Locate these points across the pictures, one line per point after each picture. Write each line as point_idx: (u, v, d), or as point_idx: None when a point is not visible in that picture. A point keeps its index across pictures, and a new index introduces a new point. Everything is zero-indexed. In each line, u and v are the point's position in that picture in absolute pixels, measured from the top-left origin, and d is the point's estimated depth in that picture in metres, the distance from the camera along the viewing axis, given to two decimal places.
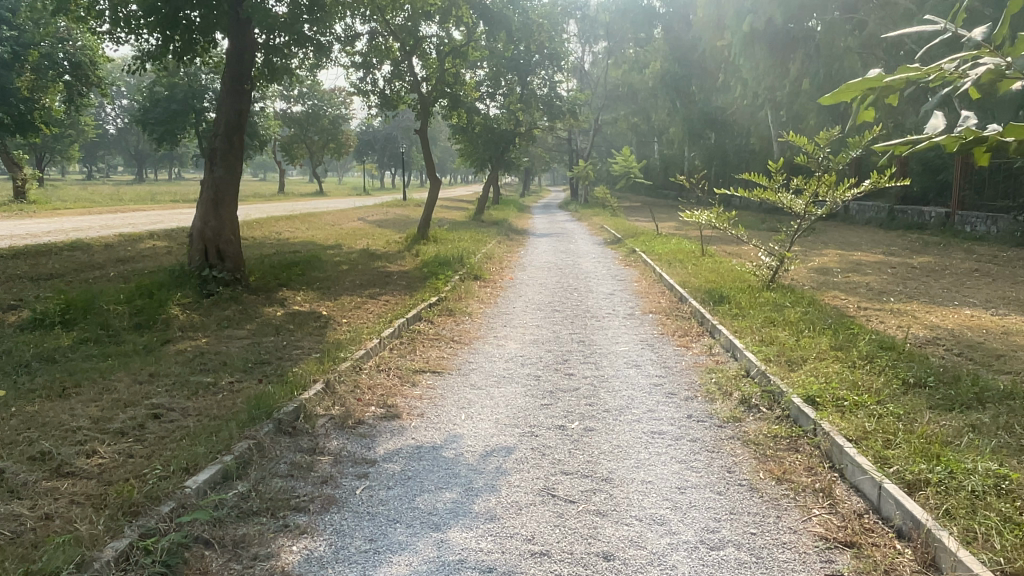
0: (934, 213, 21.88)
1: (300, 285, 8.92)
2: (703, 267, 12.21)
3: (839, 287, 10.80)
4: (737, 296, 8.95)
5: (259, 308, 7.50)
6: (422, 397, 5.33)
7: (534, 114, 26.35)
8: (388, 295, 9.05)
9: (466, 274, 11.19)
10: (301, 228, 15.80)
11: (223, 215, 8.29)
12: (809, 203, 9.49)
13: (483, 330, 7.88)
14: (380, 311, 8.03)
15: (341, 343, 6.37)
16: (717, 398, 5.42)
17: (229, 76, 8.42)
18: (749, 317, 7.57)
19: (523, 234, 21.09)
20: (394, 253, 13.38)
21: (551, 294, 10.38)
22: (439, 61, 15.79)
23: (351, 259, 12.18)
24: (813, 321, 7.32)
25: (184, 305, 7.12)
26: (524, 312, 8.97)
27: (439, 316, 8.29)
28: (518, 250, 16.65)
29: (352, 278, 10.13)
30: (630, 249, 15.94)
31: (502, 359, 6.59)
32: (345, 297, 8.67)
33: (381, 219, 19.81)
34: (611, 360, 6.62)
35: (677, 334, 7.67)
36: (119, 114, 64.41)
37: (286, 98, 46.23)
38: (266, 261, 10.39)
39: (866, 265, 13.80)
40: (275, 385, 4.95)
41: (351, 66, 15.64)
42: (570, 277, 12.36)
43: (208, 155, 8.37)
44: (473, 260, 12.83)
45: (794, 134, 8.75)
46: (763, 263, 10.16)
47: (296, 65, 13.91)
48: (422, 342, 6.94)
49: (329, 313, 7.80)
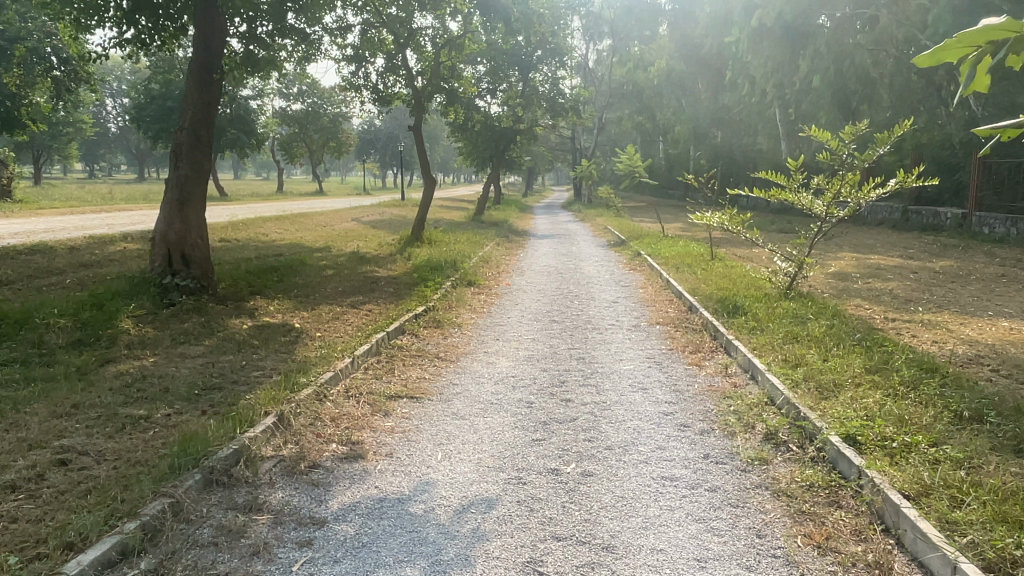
0: (950, 214, 21.08)
1: (275, 294, 8.18)
2: (714, 271, 11.42)
3: (860, 294, 10.03)
4: (753, 306, 8.17)
5: (224, 320, 6.76)
6: (393, 431, 4.56)
7: (536, 111, 25.61)
8: (371, 304, 8.29)
9: (459, 280, 10.43)
10: (290, 229, 15.08)
11: (189, 217, 7.53)
12: (830, 205, 8.71)
13: (473, 344, 7.12)
14: (360, 323, 7.28)
15: (310, 363, 5.63)
16: (739, 432, 4.64)
17: (196, 64, 7.66)
18: (768, 332, 6.82)
19: (524, 236, 20.31)
20: (385, 256, 12.64)
21: (550, 303, 9.62)
22: (435, 54, 15.03)
23: (338, 264, 11.44)
24: (841, 336, 6.55)
25: (136, 317, 6.39)
26: (520, 322, 8.22)
27: (427, 328, 7.55)
28: (518, 252, 15.92)
29: (335, 285, 9.37)
30: (636, 252, 15.16)
31: (491, 381, 5.82)
32: (324, 306, 7.92)
33: (376, 220, 19.09)
34: (614, 382, 5.86)
35: (687, 351, 6.92)
36: (118, 113, 63.92)
37: (285, 97, 45.54)
38: (243, 266, 9.65)
39: (886, 270, 13.03)
40: (217, 418, 4.21)
41: (342, 59, 14.92)
42: (571, 282, 11.60)
43: (173, 152, 7.62)
44: (469, 264, 12.09)
45: (815, 129, 7.98)
46: (780, 269, 9.40)
47: (284, 58, 13.21)
48: (403, 361, 6.18)
49: (304, 325, 7.05)
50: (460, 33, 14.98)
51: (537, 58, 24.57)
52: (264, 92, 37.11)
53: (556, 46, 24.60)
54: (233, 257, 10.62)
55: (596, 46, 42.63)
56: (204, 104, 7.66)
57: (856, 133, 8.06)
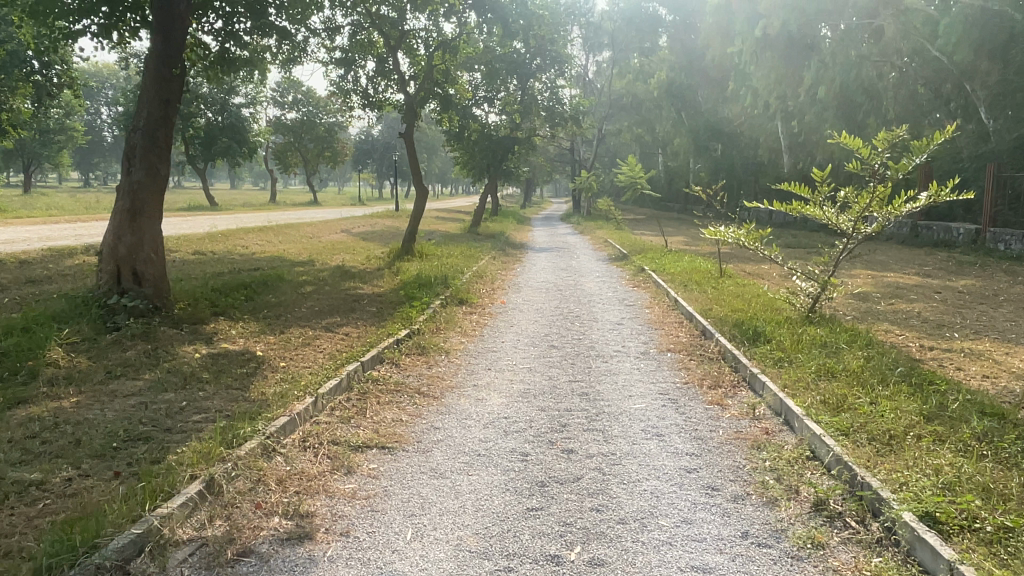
0: (964, 230, 20.27)
1: (241, 314, 7.32)
2: (725, 290, 10.58)
3: (887, 318, 9.16)
4: (775, 332, 7.29)
5: (174, 347, 5.89)
6: (354, 497, 3.67)
7: (534, 120, 24.84)
8: (349, 326, 7.41)
9: (449, 298, 9.58)
10: (273, 241, 14.24)
11: (142, 229, 6.68)
12: (858, 220, 7.86)
13: (461, 376, 6.23)
14: (333, 352, 6.39)
15: (265, 404, 4.74)
16: (781, 499, 3.75)
17: (155, 58, 6.81)
18: (800, 366, 5.95)
19: (521, 249, 19.45)
20: (371, 271, 11.80)
21: (549, 324, 8.76)
22: (427, 58, 14.22)
23: (319, 279, 10.59)
24: (882, 372, 5.70)
25: (69, 346, 5.53)
26: (515, 349, 7.36)
27: (410, 355, 6.69)
28: (513, 266, 15.07)
29: (311, 304, 8.48)
30: (639, 267, 14.36)
31: (481, 425, 4.93)
32: (294, 329, 7.04)
33: (367, 232, 18.27)
34: (624, 426, 4.97)
35: (706, 385, 6.03)
36: (112, 121, 63.12)
37: (280, 105, 44.85)
38: (210, 282, 8.77)
39: (907, 289, 12.21)
40: (127, 486, 3.35)
41: (330, 62, 14.15)
42: (571, 301, 10.75)
43: (126, 155, 6.77)
44: (461, 280, 11.24)
45: (846, 135, 7.17)
46: (802, 290, 8.53)
47: (267, 58, 12.49)
48: (378, 399, 5.29)
49: (269, 354, 6.16)
50: (455, 35, 14.19)
51: (536, 65, 23.85)
52: (257, 100, 36.42)
53: (556, 53, 23.86)
54: (202, 272, 9.75)
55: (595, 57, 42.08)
56: (161, 102, 6.80)
57: (891, 140, 7.21)
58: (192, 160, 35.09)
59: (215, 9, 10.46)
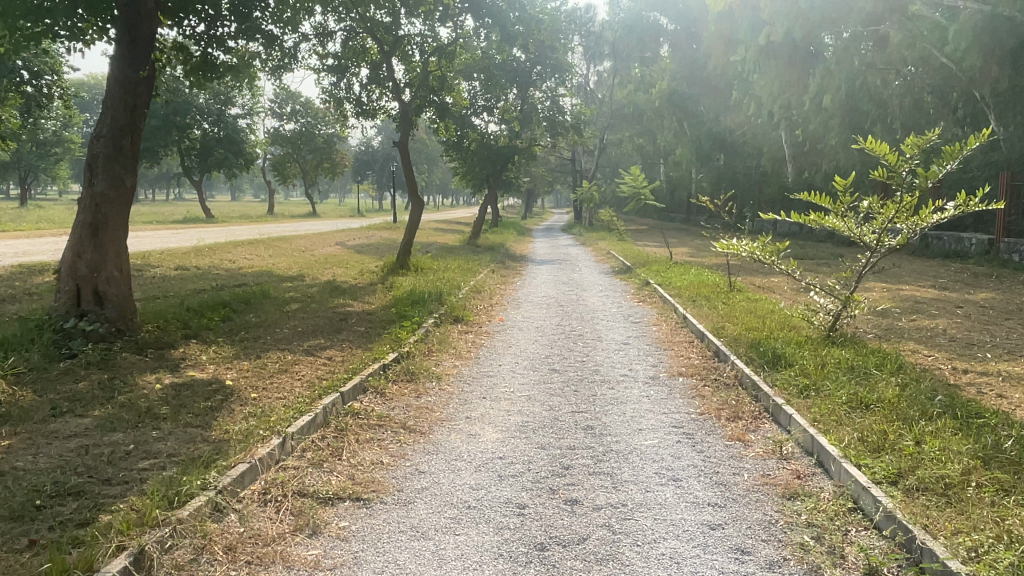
0: (976, 240, 19.68)
1: (215, 337, 6.75)
2: (737, 306, 9.99)
3: (911, 336, 8.57)
4: (796, 354, 6.70)
5: (132, 375, 5.32)
6: (317, 568, 3.07)
7: (535, 130, 24.33)
8: (332, 350, 6.82)
9: (444, 316, 8.99)
10: (263, 255, 13.69)
11: (105, 245, 6.12)
12: (884, 231, 7.27)
13: (453, 407, 5.62)
14: (312, 380, 5.80)
15: (225, 447, 4.16)
16: (826, 568, 3.15)
17: (120, 59, 6.27)
18: (829, 396, 5.36)
19: (522, 261, 18.87)
20: (363, 286, 11.22)
21: (550, 345, 8.16)
22: (423, 64, 13.68)
23: (307, 295, 10.02)
24: (921, 403, 5.10)
25: (13, 378, 4.97)
26: (513, 373, 6.75)
27: (398, 382, 6.11)
28: (513, 280, 14.51)
29: (294, 323, 7.89)
30: (644, 281, 13.77)
31: (473, 468, 4.33)
32: (271, 354, 6.45)
33: (363, 244, 17.70)
34: (636, 468, 4.37)
35: (724, 417, 5.42)
36: None
37: (278, 116, 44.41)
38: (187, 300, 8.20)
39: (927, 303, 11.61)
40: (35, 561, 2.77)
41: (322, 70, 13.62)
42: (573, 318, 10.16)
43: (88, 164, 6.20)
44: (457, 296, 10.66)
45: (872, 139, 6.60)
46: (822, 307, 7.94)
47: (255, 64, 11.91)
48: (357, 437, 4.69)
49: (241, 382, 5.57)
50: (450, 40, 13.63)
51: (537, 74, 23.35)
52: (254, 112, 36.01)
53: (557, 61, 23.33)
54: (182, 289, 9.19)
55: (596, 67, 41.70)
56: (127, 107, 6.24)
57: (921, 145, 6.64)
58: (188, 171, 34.90)
59: (197, 12, 9.92)
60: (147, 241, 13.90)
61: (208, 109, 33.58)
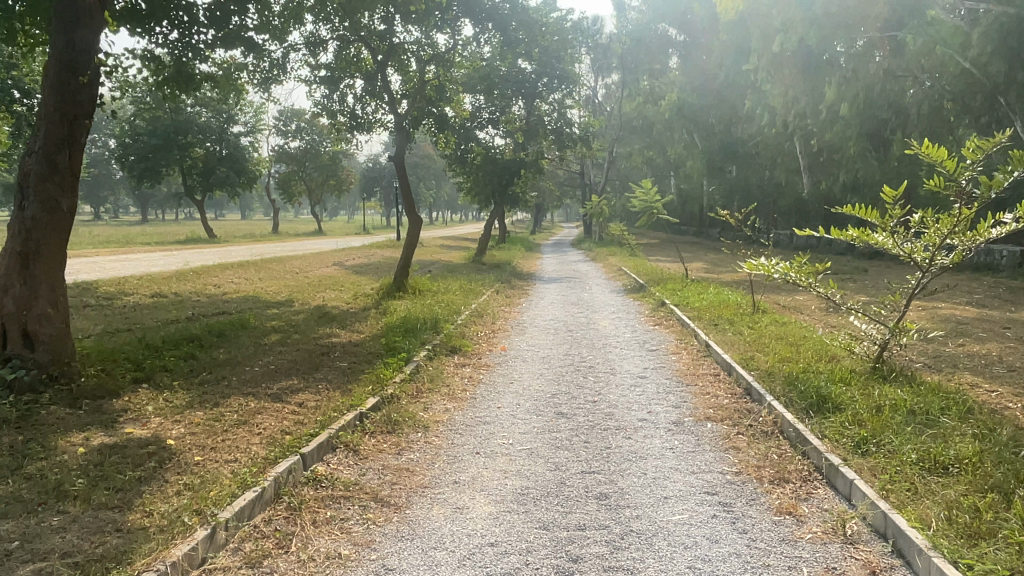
0: (1007, 251, 18.58)
1: (170, 381, 5.88)
2: (764, 332, 9.05)
3: (965, 365, 7.58)
4: (843, 395, 5.74)
5: (52, 437, 4.45)
6: None
7: (541, 143, 23.53)
8: (306, 394, 5.94)
9: (439, 347, 8.11)
10: (253, 278, 12.89)
11: (37, 275, 5.27)
12: (939, 250, 6.34)
13: (439, 467, 4.70)
14: (273, 436, 4.89)
15: (135, 542, 3.25)
16: None
17: (55, 62, 5.42)
18: (892, 455, 4.42)
19: (529, 280, 17.95)
20: (354, 312, 10.33)
21: (557, 381, 7.22)
22: (420, 74, 12.88)
23: (293, 323, 9.19)
24: (1011, 463, 4.14)
25: None
26: (515, 420, 5.82)
27: (380, 435, 5.20)
28: (519, 302, 13.62)
29: (268, 360, 6.99)
30: (659, 301, 12.85)
31: (453, 563, 3.39)
32: (232, 401, 5.56)
33: (362, 265, 16.87)
34: (665, 561, 3.42)
35: (767, 480, 4.48)
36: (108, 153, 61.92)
37: (283, 133, 43.80)
38: (151, 335, 7.35)
39: (970, 324, 10.62)
40: None
41: (314, 81, 12.83)
42: (584, 345, 9.23)
43: (20, 184, 5.37)
44: (455, 322, 9.77)
45: (929, 144, 5.77)
46: (865, 335, 6.99)
47: (241, 77, 11.53)
48: (313, 518, 3.79)
49: (185, 441, 4.68)
50: (448, 47, 12.79)
51: (543, 85, 22.46)
52: (257, 129, 35.41)
53: (564, 71, 22.43)
54: (151, 321, 8.35)
55: (604, 80, 40.94)
56: (64, 117, 5.41)
57: (984, 150, 5.74)
58: (190, 190, 34.27)
59: (170, 17, 9.14)
60: (130, 266, 13.12)
61: (209, 127, 32.93)
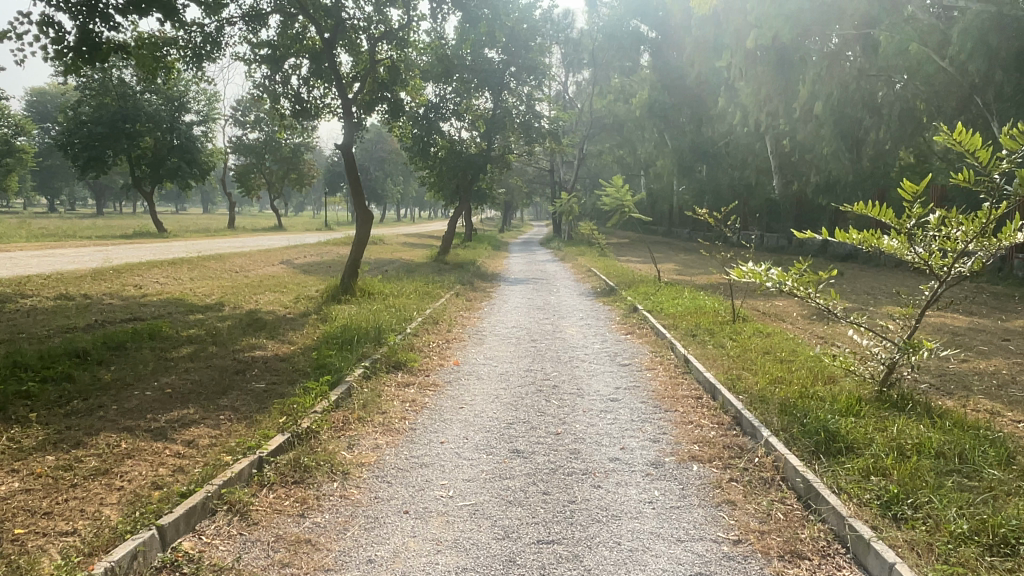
0: None
1: (25, 413, 4.73)
2: (750, 345, 8.08)
3: (977, 386, 6.68)
4: (854, 430, 4.76)
5: None
6: None
7: (508, 137, 22.43)
8: (201, 428, 4.83)
9: (380, 361, 7.01)
10: (183, 277, 11.63)
11: None
12: (963, 254, 5.39)
13: (352, 537, 3.59)
14: (136, 493, 3.78)
15: None
16: None
17: None
18: (937, 528, 3.41)
19: (492, 281, 16.88)
20: (289, 319, 9.13)
21: (516, 404, 6.17)
22: (371, 54, 11.72)
23: (214, 332, 8.02)
24: None
25: None
26: (459, 460, 4.72)
27: (287, 488, 4.08)
28: (480, 306, 12.53)
29: (166, 381, 5.82)
30: (632, 306, 11.85)
31: None
32: (99, 441, 4.44)
33: (312, 263, 15.61)
34: None
35: (777, 556, 3.45)
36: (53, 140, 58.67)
37: (241, 124, 42.00)
38: (28, 350, 6.17)
39: (966, 335, 9.81)
40: None
41: (255, 60, 11.57)
42: (549, 359, 8.20)
43: None
44: (402, 331, 8.61)
45: (961, 129, 4.88)
46: (871, 355, 6.02)
47: (169, 54, 10.91)
48: None
49: (10, 505, 3.55)
50: (402, 24, 11.62)
51: (510, 76, 21.51)
52: (211, 119, 33.75)
53: (533, 62, 21.41)
54: (37, 329, 7.14)
55: (575, 76, 40.05)
56: None
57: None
58: (138, 181, 32.53)
59: None
60: (45, 262, 11.80)
61: (159, 116, 31.20)
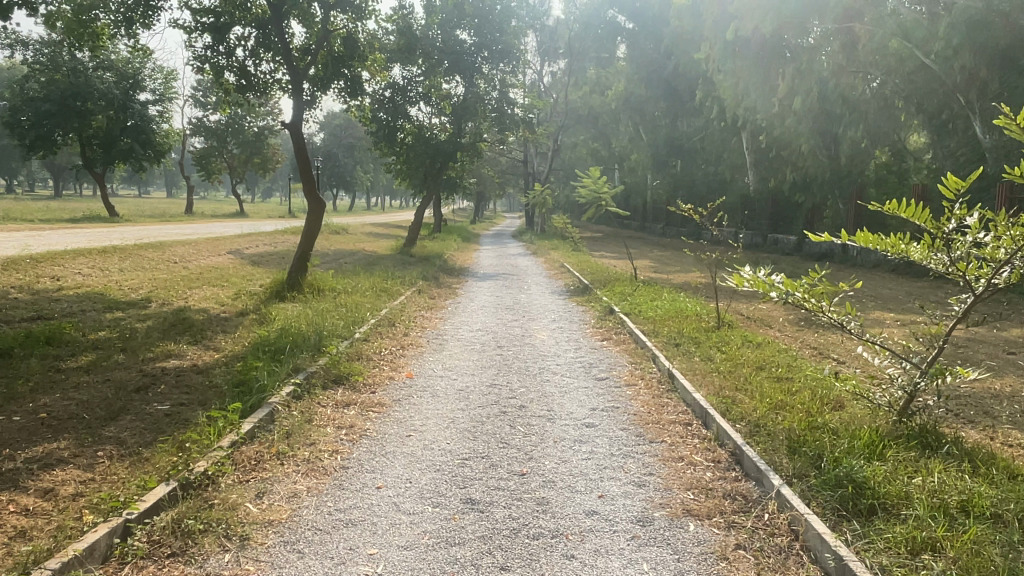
0: None
1: None
2: (743, 359, 7.17)
3: (1002, 413, 5.84)
4: (885, 480, 3.87)
5: None
6: None
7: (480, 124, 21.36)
8: (65, 471, 3.80)
9: (317, 376, 5.98)
10: (110, 267, 10.46)
11: None
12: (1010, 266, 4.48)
13: None
14: None
15: None
16: None
17: None
18: None
19: (458, 276, 15.87)
20: (223, 320, 8.05)
21: (475, 432, 5.18)
22: (325, 24, 10.58)
23: (126, 334, 6.92)
24: None
25: None
26: (395, 514, 3.75)
27: (159, 567, 3.07)
28: (442, 304, 11.53)
29: (45, 402, 4.76)
30: (608, 308, 10.89)
31: None
32: None
33: (264, 253, 14.41)
34: None
35: None
36: None
37: (202, 106, 40.34)
38: None
39: (969, 347, 9.03)
40: None
41: (197, 29, 10.41)
42: (516, 370, 7.22)
43: None
44: (348, 337, 7.55)
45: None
46: (890, 382, 5.12)
47: (98, 18, 9.75)
48: None
49: None
50: None
51: (483, 60, 20.42)
52: (167, 99, 32.10)
53: (506, 45, 20.37)
54: None
55: (550, 66, 39.00)
56: None
57: None
58: (89, 163, 30.85)
59: None
60: None
61: (112, 95, 29.28)
